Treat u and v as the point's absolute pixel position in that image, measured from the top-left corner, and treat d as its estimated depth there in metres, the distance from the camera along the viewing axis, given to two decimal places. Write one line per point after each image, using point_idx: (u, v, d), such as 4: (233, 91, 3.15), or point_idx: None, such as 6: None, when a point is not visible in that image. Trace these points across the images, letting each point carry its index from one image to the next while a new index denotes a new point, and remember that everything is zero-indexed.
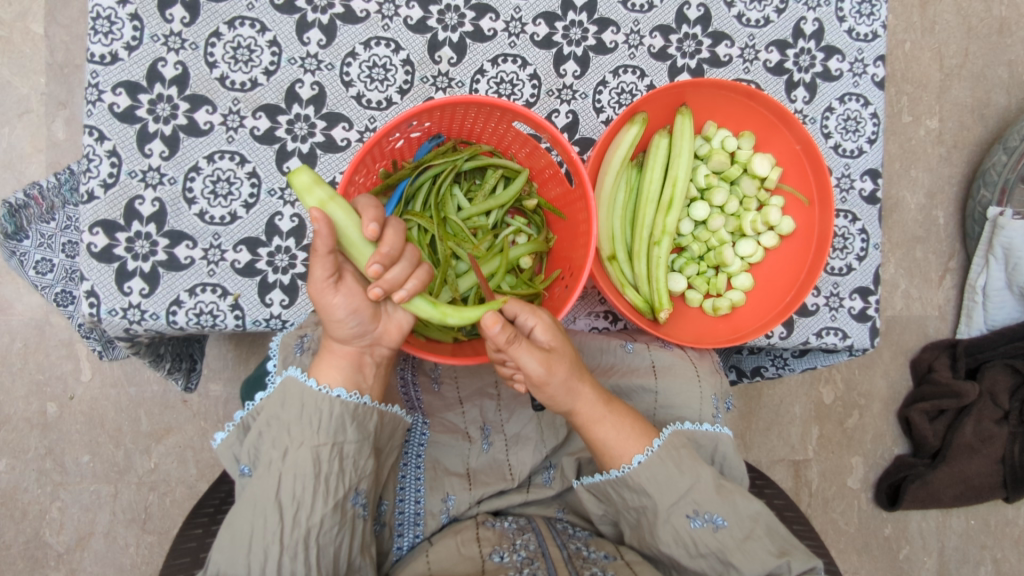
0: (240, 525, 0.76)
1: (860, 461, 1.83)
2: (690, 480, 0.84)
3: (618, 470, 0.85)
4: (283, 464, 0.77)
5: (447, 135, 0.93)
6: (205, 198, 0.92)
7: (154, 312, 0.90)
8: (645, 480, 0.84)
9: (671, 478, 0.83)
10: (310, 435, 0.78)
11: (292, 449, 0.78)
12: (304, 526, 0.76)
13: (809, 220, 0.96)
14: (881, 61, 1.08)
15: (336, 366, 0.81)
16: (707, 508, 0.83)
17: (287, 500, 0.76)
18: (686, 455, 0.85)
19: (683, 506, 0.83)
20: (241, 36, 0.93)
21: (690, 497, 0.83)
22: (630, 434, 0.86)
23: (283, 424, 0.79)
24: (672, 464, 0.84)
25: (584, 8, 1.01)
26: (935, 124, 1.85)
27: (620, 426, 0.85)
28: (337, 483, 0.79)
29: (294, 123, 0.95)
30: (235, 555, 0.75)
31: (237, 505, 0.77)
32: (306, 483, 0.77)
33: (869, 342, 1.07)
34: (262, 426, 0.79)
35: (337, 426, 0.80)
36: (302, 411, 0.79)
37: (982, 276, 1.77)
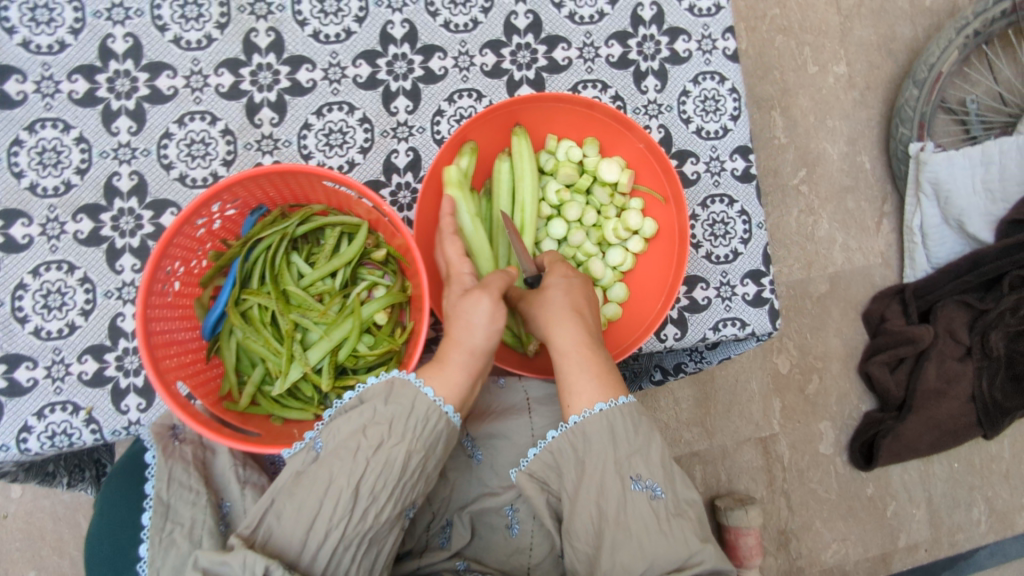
0: (304, 498, 0.69)
1: (829, 425, 1.78)
2: (642, 443, 0.78)
3: (577, 416, 0.79)
4: (373, 454, 0.71)
5: (272, 203, 0.88)
6: (38, 313, 0.88)
7: (3, 444, 0.85)
8: (594, 426, 0.78)
9: (627, 433, 0.78)
10: (410, 437, 0.73)
11: (388, 442, 0.72)
12: (368, 524, 0.71)
13: (669, 219, 0.90)
14: (731, 33, 1.03)
15: (463, 382, 0.77)
16: (651, 475, 0.77)
17: (365, 493, 0.70)
18: (644, 421, 0.80)
19: (627, 467, 0.77)
20: (45, 139, 0.89)
21: (637, 458, 0.78)
22: (593, 378, 0.80)
23: (382, 415, 0.72)
24: (630, 424, 0.79)
25: (405, 39, 0.97)
26: (843, 69, 1.80)
27: (598, 374, 0.80)
28: (410, 493, 0.74)
29: (120, 218, 0.90)
30: (293, 528, 0.68)
31: (302, 475, 0.70)
32: (390, 482, 0.72)
33: (770, 326, 1.02)
34: (360, 407, 0.74)
35: (432, 438, 0.75)
36: (407, 408, 0.73)
37: (917, 215, 1.71)
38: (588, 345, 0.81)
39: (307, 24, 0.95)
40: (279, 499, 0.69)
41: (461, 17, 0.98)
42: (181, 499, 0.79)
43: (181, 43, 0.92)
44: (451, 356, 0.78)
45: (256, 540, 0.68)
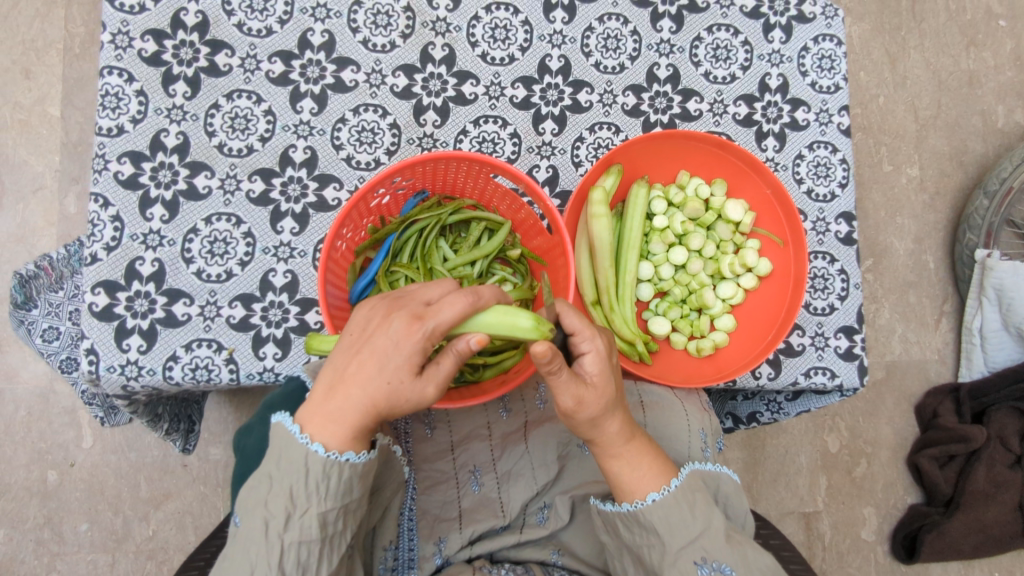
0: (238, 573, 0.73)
1: (873, 512, 1.78)
2: (701, 526, 0.80)
3: (630, 505, 0.83)
4: (285, 530, 0.73)
5: (431, 190, 0.97)
6: (202, 257, 0.97)
7: (151, 368, 0.92)
8: (655, 518, 0.81)
9: (683, 521, 0.80)
10: (316, 502, 0.74)
11: (295, 515, 0.73)
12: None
13: (785, 261, 0.99)
14: (846, 110, 1.13)
15: (338, 424, 0.74)
16: (716, 557, 0.79)
17: (292, 567, 0.74)
18: (700, 499, 0.82)
19: (690, 552, 0.80)
20: (239, 107, 1.00)
21: (699, 544, 0.80)
22: (641, 471, 0.83)
23: (282, 484, 0.74)
24: (686, 508, 0.81)
25: (559, 71, 1.08)
26: (915, 172, 1.91)
27: (647, 463, 0.84)
28: (340, 542, 0.77)
29: (288, 185, 1.00)
30: None
31: (230, 553, 0.74)
32: (312, 547, 0.74)
33: (858, 381, 1.07)
34: (260, 476, 0.75)
35: (344, 489, 0.76)
36: (306, 477, 0.74)
37: (978, 318, 1.77)
38: (633, 445, 0.84)
39: (477, 45, 1.06)
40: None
41: (611, 60, 1.10)
42: None
43: (368, 45, 1.04)
44: (351, 415, 0.74)
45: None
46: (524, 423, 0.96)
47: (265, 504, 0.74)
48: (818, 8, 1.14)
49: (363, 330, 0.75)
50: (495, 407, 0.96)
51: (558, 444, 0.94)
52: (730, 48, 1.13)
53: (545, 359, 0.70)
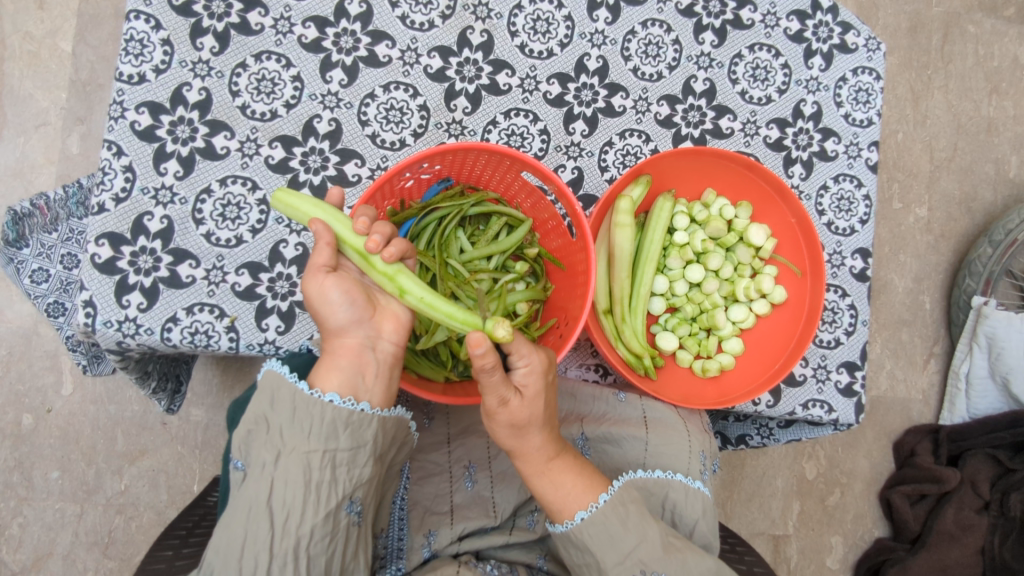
0: (234, 525, 0.71)
1: (839, 541, 1.81)
2: (634, 538, 0.80)
3: (562, 524, 0.82)
4: (275, 469, 0.72)
5: (456, 179, 0.95)
6: (213, 220, 0.94)
7: (149, 328, 0.89)
8: (586, 535, 0.81)
9: (615, 536, 0.80)
10: (301, 441, 0.73)
11: (284, 453, 0.73)
12: (293, 538, 0.71)
13: (800, 291, 0.98)
14: (875, 146, 1.13)
15: (337, 368, 0.77)
16: (653, 568, 0.79)
17: (277, 509, 0.71)
18: (633, 512, 0.82)
19: (628, 567, 0.79)
20: (266, 69, 0.97)
21: (635, 556, 0.79)
22: (569, 486, 0.83)
23: (276, 422, 0.74)
24: (617, 522, 0.81)
25: (596, 72, 1.06)
26: (924, 213, 1.91)
27: (576, 483, 0.83)
28: (330, 492, 0.73)
29: (309, 156, 0.98)
30: (229, 555, 0.70)
31: (232, 505, 0.73)
32: (296, 493, 0.72)
33: (854, 419, 1.07)
34: (257, 419, 0.75)
35: (329, 433, 0.74)
36: (307, 422, 0.74)
37: (966, 363, 1.79)
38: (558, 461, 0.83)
39: (517, 36, 1.04)
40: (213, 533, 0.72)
41: (649, 67, 1.08)
42: None
43: (406, 21, 1.01)
44: (340, 360, 0.77)
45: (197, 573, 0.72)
46: None
47: (263, 442, 0.74)
48: (861, 40, 1.12)
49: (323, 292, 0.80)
50: None
51: None
52: (769, 69, 1.11)
53: (479, 351, 0.68)
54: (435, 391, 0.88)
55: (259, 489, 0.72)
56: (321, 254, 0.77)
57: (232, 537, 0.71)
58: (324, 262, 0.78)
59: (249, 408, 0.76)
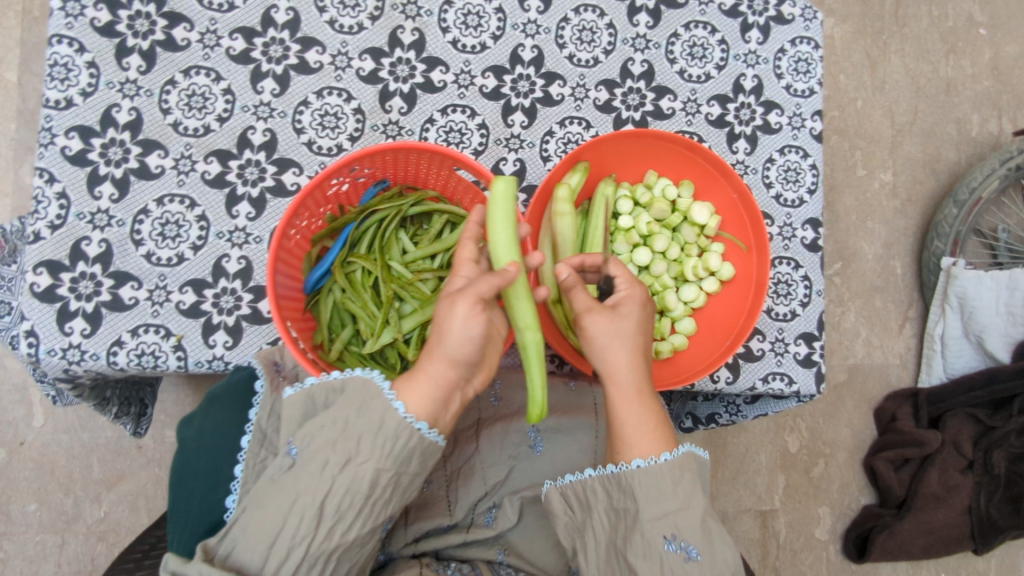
0: (272, 515, 0.71)
1: (827, 512, 1.81)
2: (680, 503, 0.79)
3: (616, 466, 0.83)
4: (338, 474, 0.72)
5: (393, 179, 0.95)
6: (153, 240, 0.93)
7: (95, 353, 0.89)
8: (638, 483, 0.81)
9: (666, 492, 0.80)
10: (377, 454, 0.72)
11: (353, 462, 0.72)
12: (334, 541, 0.72)
13: (747, 266, 0.98)
14: (819, 116, 1.13)
15: (432, 392, 0.75)
16: (685, 536, 0.78)
17: (329, 511, 0.71)
18: (688, 480, 0.81)
19: (662, 526, 0.79)
20: (196, 84, 0.96)
21: (672, 519, 0.79)
22: (645, 431, 0.84)
23: (353, 430, 0.73)
24: (671, 481, 0.80)
25: (532, 62, 1.06)
26: (889, 178, 1.92)
27: (643, 426, 0.84)
28: (384, 507, 0.74)
29: (245, 168, 0.97)
30: (257, 543, 0.70)
31: (272, 486, 0.73)
32: (356, 499, 0.72)
33: (815, 388, 1.08)
34: (332, 417, 0.74)
35: (406, 456, 0.74)
36: (379, 430, 0.73)
37: (939, 325, 1.79)
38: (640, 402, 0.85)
39: (448, 31, 1.03)
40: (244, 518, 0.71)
41: (585, 53, 1.07)
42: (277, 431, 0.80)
43: (335, 25, 1.00)
44: (443, 382, 0.76)
45: (214, 545, 0.71)
46: (477, 420, 0.95)
47: (335, 443, 0.73)
48: (797, 10, 1.13)
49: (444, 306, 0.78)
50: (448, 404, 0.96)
51: (509, 445, 0.94)
52: (706, 46, 1.11)
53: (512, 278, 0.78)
54: None
55: (317, 489, 0.71)
56: (487, 288, 0.75)
57: (270, 524, 0.71)
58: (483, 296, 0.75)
59: (337, 403, 0.75)
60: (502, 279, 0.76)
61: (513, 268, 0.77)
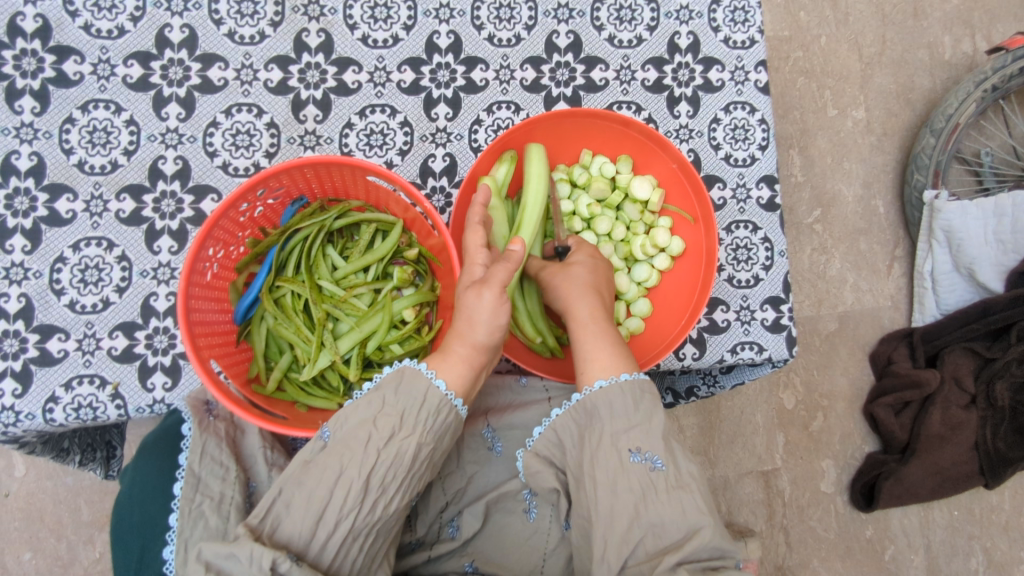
0: (315, 488, 0.68)
1: (831, 464, 1.78)
2: (642, 417, 0.75)
3: (579, 394, 0.78)
4: (385, 446, 0.70)
5: (312, 195, 0.90)
6: (74, 287, 0.89)
7: (29, 413, 0.86)
8: (600, 402, 0.76)
9: (626, 408, 0.76)
10: (420, 427, 0.73)
11: (398, 434, 0.71)
12: (377, 516, 0.70)
13: (696, 237, 0.93)
14: (763, 66, 1.06)
15: (464, 372, 0.76)
16: (650, 447, 0.74)
17: (374, 484, 0.69)
18: (648, 398, 0.77)
19: (625, 440, 0.74)
20: (96, 119, 0.91)
21: (636, 432, 0.75)
22: (606, 354, 0.79)
23: (392, 407, 0.72)
24: (631, 398, 0.76)
25: (449, 49, 1.00)
26: (862, 114, 1.84)
27: (614, 352, 0.79)
28: (420, 480, 0.73)
29: (161, 201, 0.92)
30: (302, 517, 0.67)
31: (309, 465, 0.69)
32: (399, 472, 0.71)
33: (787, 353, 1.03)
34: (371, 394, 0.73)
35: (440, 431, 0.75)
36: (419, 403, 0.73)
37: (928, 262, 1.73)
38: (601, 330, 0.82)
39: (357, 28, 0.98)
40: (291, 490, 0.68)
41: (505, 32, 1.01)
42: (212, 474, 0.77)
43: (235, 37, 0.95)
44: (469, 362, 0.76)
45: (266, 520, 0.67)
46: None
47: (377, 418, 0.72)
48: None
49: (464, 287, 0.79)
50: None
51: (466, 450, 0.90)
52: (634, 8, 1.05)
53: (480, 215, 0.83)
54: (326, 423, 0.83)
55: (362, 462, 0.69)
56: (502, 275, 0.77)
57: (318, 496, 0.67)
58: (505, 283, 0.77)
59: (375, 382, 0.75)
60: (512, 262, 0.79)
61: (518, 248, 0.80)
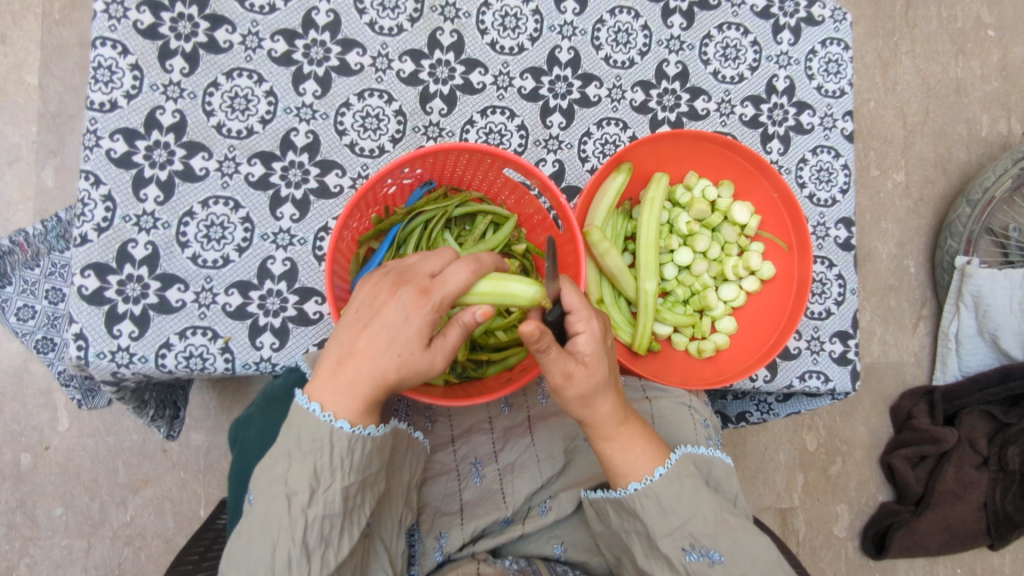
0: (255, 558, 0.70)
1: (845, 509, 1.83)
2: (689, 511, 0.79)
3: (616, 491, 0.83)
4: (307, 507, 0.71)
5: (438, 181, 0.97)
6: (198, 242, 0.93)
7: (143, 355, 0.89)
8: (648, 505, 0.81)
9: (673, 503, 0.80)
10: (339, 474, 0.73)
11: (319, 489, 0.71)
12: (328, 566, 0.72)
13: (788, 265, 1.00)
14: (850, 116, 1.13)
15: (359, 395, 0.73)
16: (704, 542, 0.78)
17: (313, 542, 0.71)
18: (688, 485, 0.81)
19: (678, 538, 0.79)
20: (239, 86, 0.96)
21: (686, 530, 0.79)
22: (637, 450, 0.82)
23: (301, 463, 0.71)
24: (675, 488, 0.80)
25: (569, 63, 1.06)
26: (901, 178, 1.94)
27: (637, 450, 0.82)
28: (359, 517, 0.76)
29: (289, 170, 0.97)
30: None
31: (244, 534, 0.71)
32: (334, 522, 0.73)
33: (851, 386, 1.09)
34: (277, 454, 0.72)
35: (363, 464, 0.75)
36: (325, 452, 0.72)
37: (954, 323, 1.81)
38: (624, 424, 0.82)
39: (487, 33, 1.04)
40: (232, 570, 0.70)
41: (620, 55, 1.08)
42: None
43: (375, 27, 1.00)
44: (361, 387, 0.73)
45: None
46: (528, 416, 0.96)
47: (288, 479, 0.71)
48: (827, 11, 1.12)
49: (370, 305, 0.74)
50: (498, 402, 0.96)
51: (564, 437, 0.95)
52: (739, 47, 1.11)
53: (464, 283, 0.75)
54: (437, 395, 0.87)
55: (288, 525, 0.70)
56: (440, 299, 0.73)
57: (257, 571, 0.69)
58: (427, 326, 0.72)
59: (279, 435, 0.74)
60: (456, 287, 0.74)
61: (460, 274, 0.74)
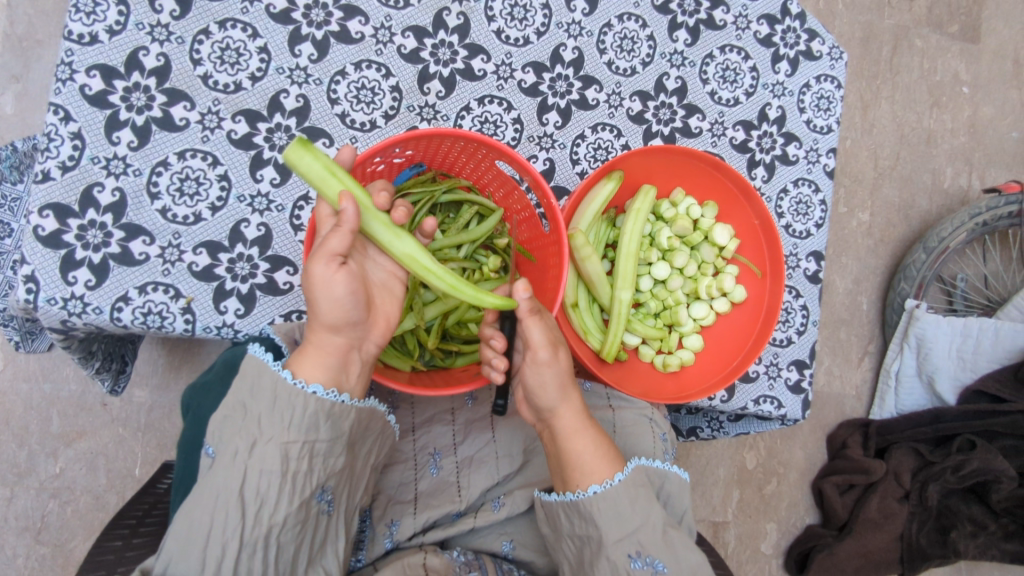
0: (198, 519, 0.68)
1: (774, 527, 1.90)
2: (640, 520, 0.81)
3: (572, 493, 0.83)
4: (249, 458, 0.70)
5: (428, 165, 0.95)
6: (170, 195, 0.89)
7: (98, 307, 0.84)
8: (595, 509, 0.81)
9: (626, 512, 0.81)
10: (280, 430, 0.71)
11: (260, 443, 0.71)
12: (264, 526, 0.70)
13: (759, 290, 1.02)
14: (834, 153, 1.15)
15: (328, 358, 0.76)
16: (650, 552, 0.79)
17: (250, 497, 0.70)
18: (643, 494, 0.82)
19: (626, 545, 0.80)
20: (231, 38, 0.92)
21: (635, 537, 0.80)
22: (599, 451, 0.85)
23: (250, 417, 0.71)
24: (628, 498, 0.81)
25: (572, 63, 1.05)
26: (866, 218, 2.01)
27: (595, 449, 0.85)
28: (303, 484, 0.73)
29: (274, 132, 0.94)
30: (189, 553, 0.67)
31: (197, 493, 0.69)
32: (272, 481, 0.71)
33: (800, 414, 1.12)
34: (233, 403, 0.73)
35: (310, 424, 0.73)
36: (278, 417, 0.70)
37: (896, 362, 1.88)
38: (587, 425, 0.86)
39: (494, 20, 1.02)
40: (174, 527, 0.68)
41: (623, 62, 1.08)
42: None
43: None
44: (327, 351, 0.76)
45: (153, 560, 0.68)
46: (491, 412, 0.96)
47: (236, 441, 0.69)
48: (825, 48, 1.14)
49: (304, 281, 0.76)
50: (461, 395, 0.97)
51: (525, 437, 0.96)
52: (738, 71, 1.13)
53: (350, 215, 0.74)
54: (401, 381, 0.86)
55: (231, 482, 0.69)
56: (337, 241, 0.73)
57: (196, 529, 0.68)
58: (340, 250, 0.73)
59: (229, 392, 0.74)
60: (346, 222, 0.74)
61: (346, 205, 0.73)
